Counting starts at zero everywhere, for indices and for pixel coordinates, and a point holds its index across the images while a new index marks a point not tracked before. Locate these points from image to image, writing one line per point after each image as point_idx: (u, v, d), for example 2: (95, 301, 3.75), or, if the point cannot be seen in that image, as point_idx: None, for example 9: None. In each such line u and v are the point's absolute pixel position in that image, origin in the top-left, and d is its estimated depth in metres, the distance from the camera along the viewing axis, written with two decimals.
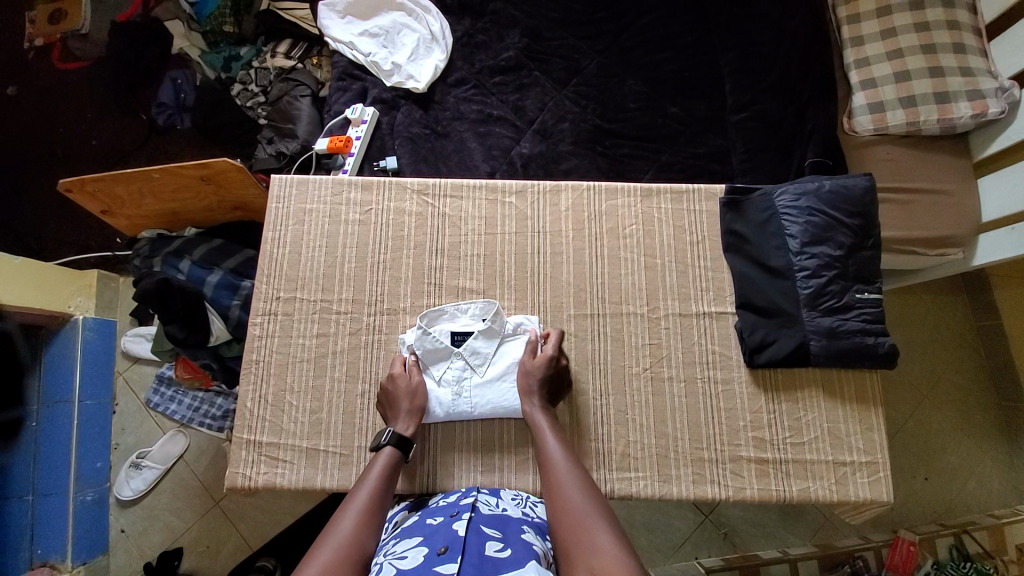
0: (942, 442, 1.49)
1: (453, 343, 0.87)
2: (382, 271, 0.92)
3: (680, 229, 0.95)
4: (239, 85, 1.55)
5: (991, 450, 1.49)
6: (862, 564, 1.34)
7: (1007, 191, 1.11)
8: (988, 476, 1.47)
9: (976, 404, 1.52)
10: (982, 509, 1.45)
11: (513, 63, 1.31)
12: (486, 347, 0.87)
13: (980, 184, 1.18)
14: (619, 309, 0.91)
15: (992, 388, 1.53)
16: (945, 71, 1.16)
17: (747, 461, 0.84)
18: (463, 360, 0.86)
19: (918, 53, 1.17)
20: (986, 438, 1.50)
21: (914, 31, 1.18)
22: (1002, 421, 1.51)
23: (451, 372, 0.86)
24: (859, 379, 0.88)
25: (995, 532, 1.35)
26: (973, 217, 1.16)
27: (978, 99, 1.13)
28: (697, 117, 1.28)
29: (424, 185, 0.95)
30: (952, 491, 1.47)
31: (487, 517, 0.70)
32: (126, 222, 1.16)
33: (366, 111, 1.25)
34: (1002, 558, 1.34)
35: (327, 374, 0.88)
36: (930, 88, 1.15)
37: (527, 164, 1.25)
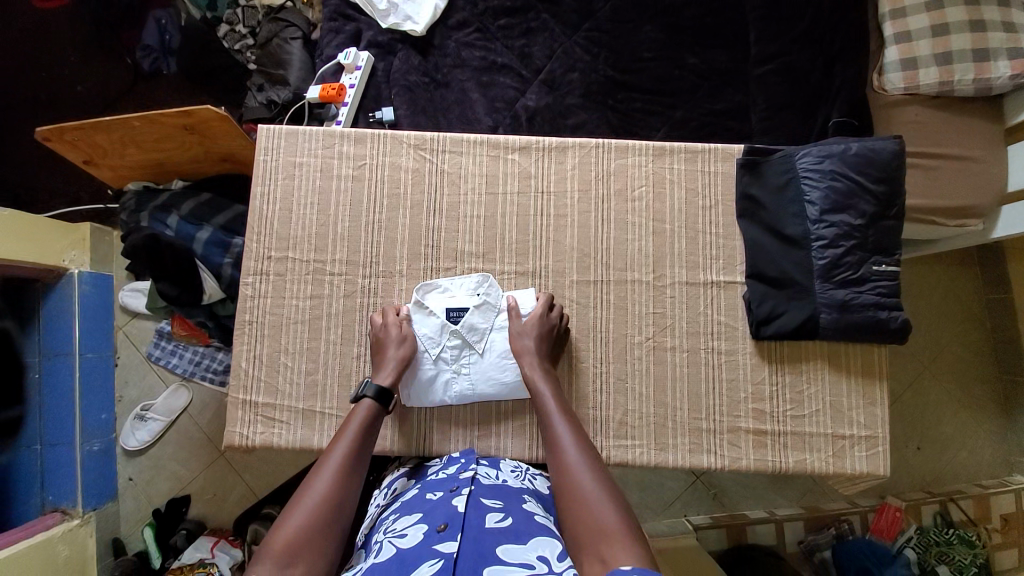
0: (938, 414, 1.61)
1: (448, 319, 0.83)
2: (376, 232, 0.86)
3: (693, 192, 0.87)
4: (225, 25, 1.47)
5: (987, 422, 1.60)
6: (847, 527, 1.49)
7: None
8: (981, 448, 1.58)
9: (975, 379, 1.61)
10: (971, 477, 1.58)
11: (520, 4, 1.21)
12: (483, 323, 0.83)
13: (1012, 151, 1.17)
14: (624, 277, 0.85)
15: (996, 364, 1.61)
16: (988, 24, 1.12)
17: (745, 433, 0.83)
18: (460, 337, 0.83)
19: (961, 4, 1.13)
20: (983, 410, 1.60)
21: None
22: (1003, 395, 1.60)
23: (449, 350, 0.83)
24: (866, 353, 0.85)
25: (980, 501, 1.50)
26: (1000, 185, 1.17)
27: (1020, 58, 1.11)
28: (717, 69, 1.20)
29: (421, 140, 0.87)
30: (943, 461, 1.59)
31: (487, 488, 0.70)
32: (111, 174, 1.10)
33: (360, 55, 1.16)
34: (984, 524, 1.49)
35: (321, 337, 0.85)
36: (970, 44, 1.12)
37: (532, 118, 1.18)
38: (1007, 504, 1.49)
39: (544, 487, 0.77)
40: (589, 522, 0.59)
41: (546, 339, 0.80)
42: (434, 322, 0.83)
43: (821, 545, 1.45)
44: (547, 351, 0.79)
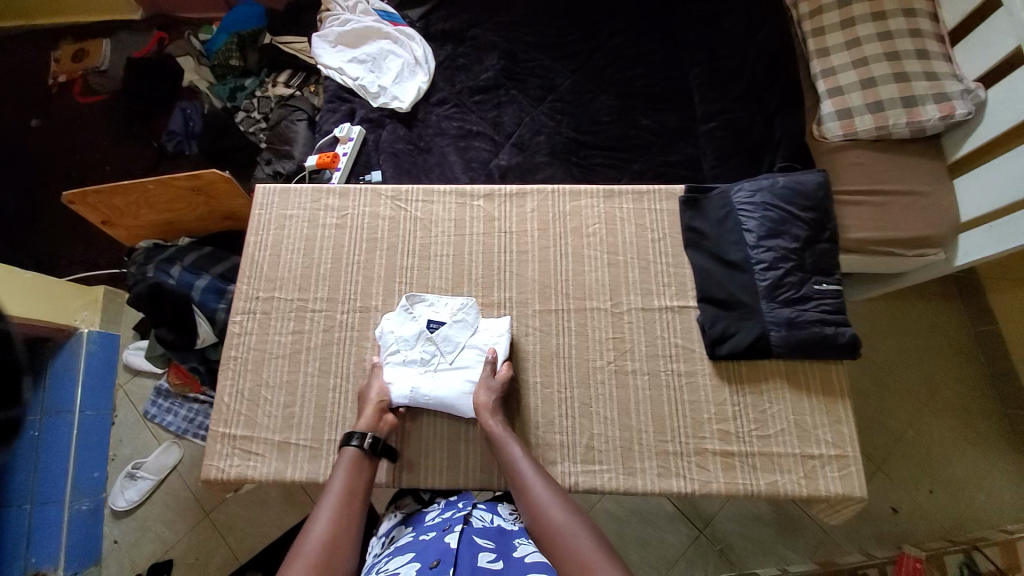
0: (946, 454, 1.59)
1: (427, 327, 0.88)
2: (356, 272, 0.94)
3: (642, 228, 0.96)
4: (243, 112, 1.69)
5: (1003, 460, 1.57)
6: None
7: (981, 191, 1.24)
8: (1000, 490, 1.55)
9: (979, 412, 1.62)
10: (993, 523, 1.52)
11: (492, 83, 1.41)
12: (457, 336, 0.88)
13: (956, 187, 1.31)
14: (583, 305, 0.91)
15: (997, 399, 1.63)
16: (912, 76, 1.29)
17: (712, 455, 0.83)
18: (433, 345, 0.87)
19: (883, 61, 1.31)
20: (994, 448, 1.59)
21: (878, 41, 1.33)
22: (1011, 431, 1.60)
23: (421, 355, 0.87)
24: (824, 371, 0.87)
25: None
26: (953, 216, 1.29)
27: (945, 102, 1.26)
28: (669, 128, 1.35)
29: (398, 191, 0.98)
30: (962, 505, 1.54)
31: (480, 528, 0.73)
32: (126, 233, 1.23)
33: (353, 129, 1.33)
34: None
35: (300, 370, 0.91)
36: (898, 93, 1.29)
37: (504, 175, 1.32)
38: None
39: None
40: (564, 546, 0.62)
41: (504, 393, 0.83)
42: (412, 328, 0.88)
43: None
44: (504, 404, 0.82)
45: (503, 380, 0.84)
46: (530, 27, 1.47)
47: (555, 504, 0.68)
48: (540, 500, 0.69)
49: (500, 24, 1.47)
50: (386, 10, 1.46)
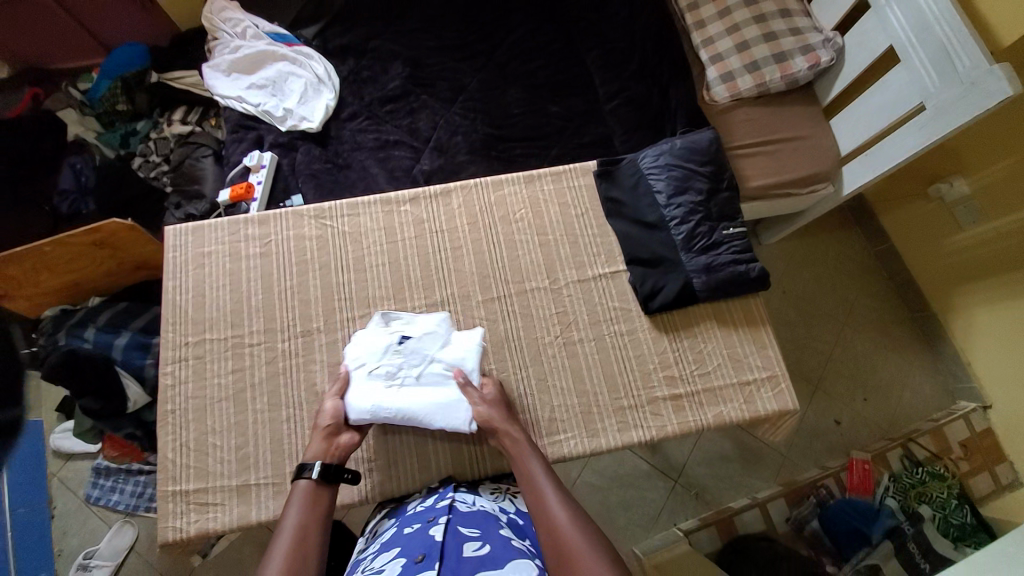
0: (872, 363, 1.79)
1: (397, 340, 0.86)
2: (291, 297, 0.93)
3: (565, 206, 1.01)
4: (139, 158, 1.64)
5: (919, 360, 1.81)
6: (826, 492, 1.59)
7: (853, 126, 1.40)
8: (921, 385, 1.78)
9: (894, 323, 1.84)
10: (923, 415, 1.75)
11: (400, 92, 1.41)
12: (427, 349, 0.86)
13: (833, 125, 1.47)
14: (522, 288, 0.95)
15: (906, 308, 1.85)
16: (778, 34, 1.43)
17: (663, 400, 0.90)
18: (400, 358, 0.85)
19: (752, 24, 1.44)
20: (913, 350, 1.82)
21: (745, 7, 1.46)
22: (922, 333, 1.83)
23: (387, 369, 0.85)
24: (745, 306, 0.96)
25: (936, 435, 1.67)
26: (833, 151, 1.44)
27: (810, 53, 1.41)
28: (577, 111, 1.42)
29: (321, 210, 0.97)
30: (894, 406, 1.76)
31: (465, 516, 0.74)
32: (27, 303, 1.14)
33: (264, 156, 1.29)
34: (949, 456, 1.65)
35: (247, 409, 0.88)
36: (769, 51, 1.42)
37: (429, 178, 1.33)
38: (961, 432, 1.67)
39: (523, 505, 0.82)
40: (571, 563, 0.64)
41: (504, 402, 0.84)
42: (383, 341, 0.86)
43: (806, 516, 1.56)
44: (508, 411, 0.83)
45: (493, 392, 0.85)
46: (431, 32, 1.49)
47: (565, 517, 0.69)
48: (547, 501, 0.71)
49: (400, 32, 1.48)
50: (278, 31, 1.43)
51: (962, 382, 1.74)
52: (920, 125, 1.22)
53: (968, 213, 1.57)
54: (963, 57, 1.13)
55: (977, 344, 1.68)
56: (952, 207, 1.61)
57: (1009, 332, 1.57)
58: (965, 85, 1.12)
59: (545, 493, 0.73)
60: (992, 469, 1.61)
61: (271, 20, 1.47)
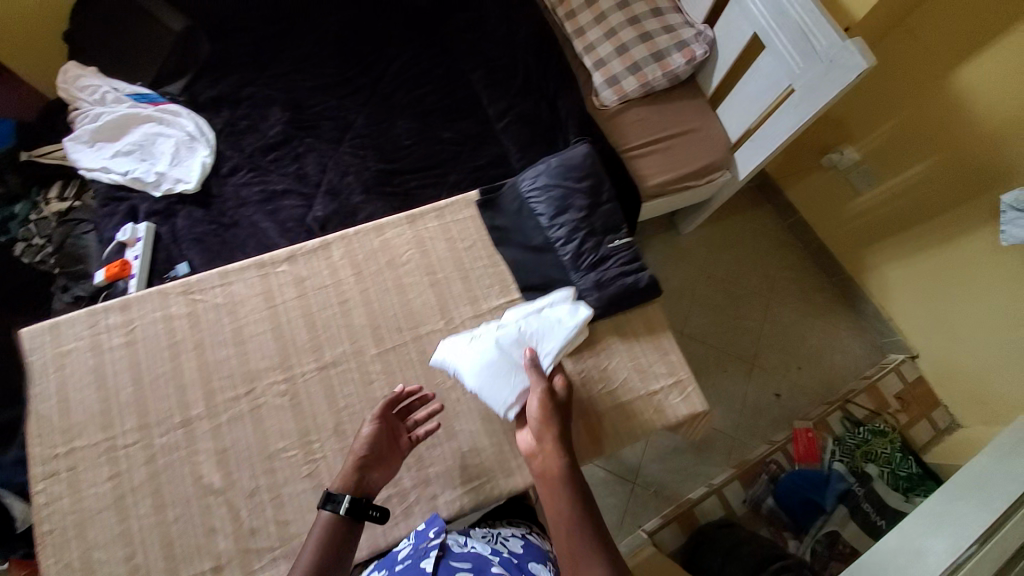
0: (801, 332, 1.83)
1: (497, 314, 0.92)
2: (165, 384, 0.85)
3: (453, 240, 0.98)
4: (20, 243, 1.46)
5: (841, 321, 1.84)
6: (776, 466, 1.58)
7: (735, 113, 1.44)
8: (849, 345, 1.81)
9: (813, 288, 1.88)
10: (855, 375, 1.77)
11: (281, 138, 1.35)
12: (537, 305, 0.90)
13: (719, 114, 1.50)
14: (418, 332, 0.91)
15: (822, 274, 1.89)
16: (653, 34, 1.46)
17: (576, 425, 0.88)
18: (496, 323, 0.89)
19: (627, 27, 1.46)
20: (834, 313, 1.85)
21: (618, 11, 1.48)
22: (841, 294, 1.86)
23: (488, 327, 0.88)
24: (643, 314, 0.96)
25: (873, 391, 1.69)
26: (724, 139, 1.48)
27: (685, 48, 1.45)
28: (469, 134, 1.40)
29: (188, 285, 0.90)
30: (826, 370, 1.79)
31: (457, 555, 0.75)
32: None
33: (138, 228, 1.20)
34: (887, 410, 1.67)
35: (132, 516, 0.79)
36: (647, 52, 1.45)
37: (325, 224, 1.26)
38: (895, 385, 1.70)
39: (515, 546, 0.81)
40: None
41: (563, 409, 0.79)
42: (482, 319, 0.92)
43: (762, 496, 1.55)
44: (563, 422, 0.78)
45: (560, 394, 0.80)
46: (306, 72, 1.45)
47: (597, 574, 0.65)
48: (579, 550, 0.68)
49: (276, 76, 1.43)
50: (138, 91, 1.33)
51: (887, 336, 1.77)
52: (794, 106, 1.24)
53: (863, 177, 1.62)
54: (818, 36, 1.13)
55: (896, 295, 1.71)
56: (847, 173, 1.66)
57: (920, 284, 1.63)
58: (825, 65, 1.13)
59: (575, 539, 0.69)
60: (928, 416, 1.67)
61: (132, 80, 1.38)
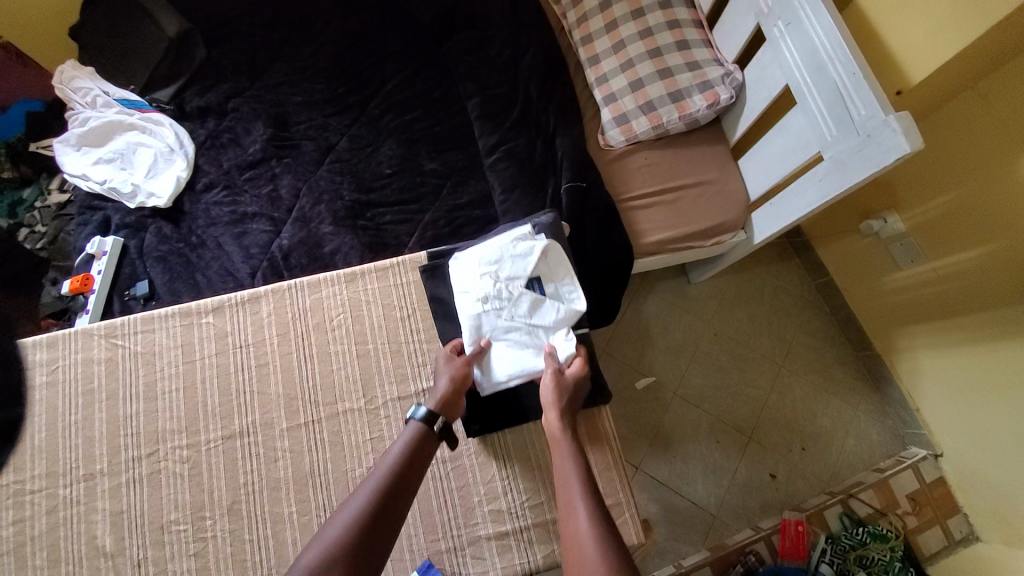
0: (812, 408, 1.64)
1: (513, 285, 0.83)
2: (74, 435, 0.83)
3: (389, 307, 0.90)
4: (24, 228, 1.49)
5: (861, 403, 1.63)
6: (755, 559, 1.41)
7: (757, 171, 1.26)
8: (865, 430, 1.61)
9: (834, 360, 1.68)
10: (867, 464, 1.58)
11: (260, 156, 1.28)
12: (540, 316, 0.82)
13: (741, 166, 1.32)
14: (335, 409, 0.85)
15: (846, 343, 1.69)
16: (674, 70, 1.27)
17: (487, 540, 0.79)
18: (507, 308, 0.83)
19: (647, 59, 1.27)
20: (854, 393, 1.65)
21: (639, 39, 1.29)
22: (866, 372, 1.66)
23: (496, 307, 0.83)
24: (590, 420, 0.93)
25: (881, 489, 1.48)
26: (741, 197, 1.31)
27: (708, 90, 1.26)
28: (455, 168, 1.29)
29: (111, 328, 0.87)
30: (834, 456, 1.60)
31: None
32: None
33: (106, 241, 1.19)
34: (893, 511, 1.46)
35: (25, 567, 0.78)
36: (664, 89, 1.25)
37: (289, 255, 1.21)
38: (909, 483, 1.48)
39: None
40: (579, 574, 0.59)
41: (575, 385, 0.79)
42: (483, 281, 0.83)
43: None
44: (573, 397, 0.79)
45: (575, 372, 0.80)
46: (297, 85, 1.35)
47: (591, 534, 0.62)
48: (575, 513, 0.65)
49: (265, 88, 1.35)
50: (128, 97, 1.30)
51: (911, 428, 1.56)
52: (820, 178, 1.07)
53: (905, 251, 1.39)
54: (858, 104, 0.94)
55: (924, 388, 1.49)
56: (888, 244, 1.43)
57: (957, 379, 1.39)
58: (861, 138, 0.94)
59: (574, 502, 0.66)
60: (943, 524, 1.44)
61: (125, 84, 1.36)
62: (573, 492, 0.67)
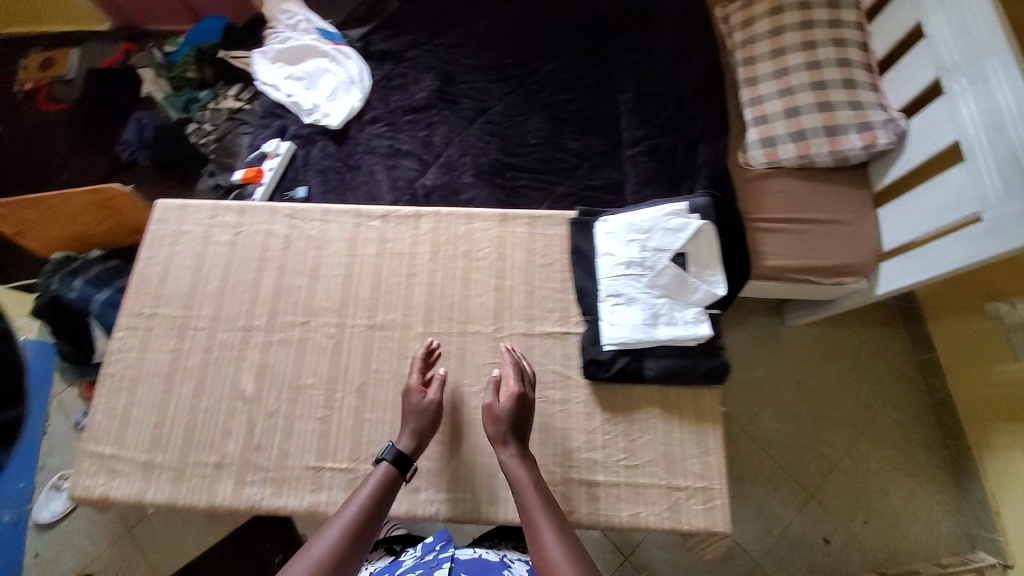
0: (883, 482, 1.55)
1: (658, 256, 0.86)
2: (241, 291, 0.94)
3: (532, 252, 0.95)
4: (195, 124, 1.70)
5: (936, 494, 1.53)
6: None
7: (901, 223, 1.23)
8: (935, 520, 1.50)
9: (920, 443, 1.58)
10: (930, 557, 1.47)
11: (424, 103, 1.41)
12: (678, 291, 0.85)
13: (880, 214, 1.29)
14: (465, 329, 0.91)
15: (936, 427, 1.58)
16: (835, 105, 1.26)
17: (577, 484, 0.82)
18: (647, 275, 0.86)
19: (809, 90, 1.28)
20: (933, 480, 1.54)
21: (805, 70, 1.29)
22: (949, 462, 1.55)
23: (636, 273, 0.87)
24: (697, 398, 0.86)
25: None
26: (873, 244, 1.27)
27: (867, 132, 1.25)
28: (595, 151, 1.33)
29: (293, 210, 0.99)
30: (897, 538, 1.50)
31: (466, 565, 0.84)
32: (39, 245, 1.25)
33: (282, 145, 1.35)
34: None
35: (176, 388, 0.89)
36: (821, 122, 1.26)
37: (429, 194, 1.31)
38: None
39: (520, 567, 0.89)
40: None
41: (514, 414, 0.78)
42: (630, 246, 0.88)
43: None
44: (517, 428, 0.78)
45: (509, 401, 0.79)
46: (469, 49, 1.47)
47: (560, 554, 0.63)
48: (542, 538, 0.66)
49: (442, 46, 1.48)
50: (327, 29, 1.47)
51: (985, 530, 1.44)
52: (976, 238, 1.04)
53: None
54: None
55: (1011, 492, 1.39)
56: (1009, 331, 1.36)
57: None
58: None
59: (542, 528, 0.67)
60: None
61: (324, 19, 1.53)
62: (536, 518, 0.69)
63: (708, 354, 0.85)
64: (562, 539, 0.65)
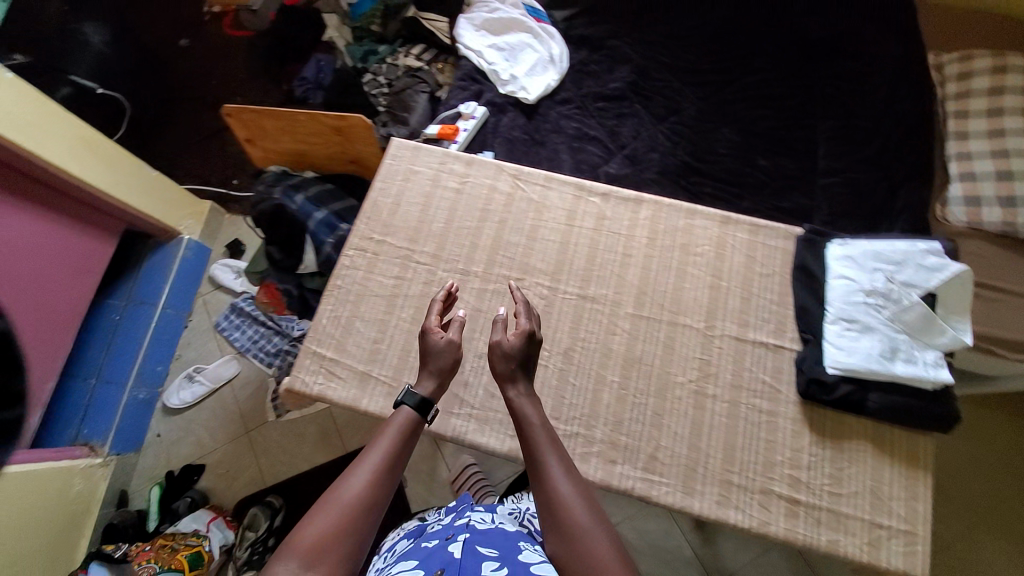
0: None
1: (905, 290, 0.86)
2: (464, 236, 0.99)
3: (751, 260, 0.97)
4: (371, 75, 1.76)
5: None
6: None
7: None
8: None
9: None
10: None
11: (618, 93, 1.42)
12: (922, 329, 0.84)
13: None
14: (677, 319, 0.93)
15: None
16: None
17: (778, 498, 0.83)
18: (888, 306, 0.86)
19: None
20: None
21: None
22: None
23: (877, 302, 0.87)
24: (910, 444, 0.86)
25: None
26: None
27: None
28: (785, 173, 1.32)
29: (520, 171, 1.03)
30: None
31: (480, 535, 0.75)
32: (262, 154, 1.41)
33: (478, 109, 1.39)
34: None
35: (395, 312, 0.95)
36: None
37: (612, 181, 1.32)
38: None
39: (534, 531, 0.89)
40: (570, 537, 0.63)
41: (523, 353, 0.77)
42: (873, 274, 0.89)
43: None
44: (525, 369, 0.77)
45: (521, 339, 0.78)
46: (668, 49, 1.48)
47: (570, 496, 0.65)
48: (551, 478, 0.68)
49: (641, 40, 1.49)
50: (534, 5, 1.51)
51: None
52: None
53: None
54: None
55: None
56: None
57: None
58: None
59: (551, 471, 0.68)
60: None
61: None
62: (546, 462, 0.69)
63: (938, 402, 0.85)
64: (570, 479, 0.67)
